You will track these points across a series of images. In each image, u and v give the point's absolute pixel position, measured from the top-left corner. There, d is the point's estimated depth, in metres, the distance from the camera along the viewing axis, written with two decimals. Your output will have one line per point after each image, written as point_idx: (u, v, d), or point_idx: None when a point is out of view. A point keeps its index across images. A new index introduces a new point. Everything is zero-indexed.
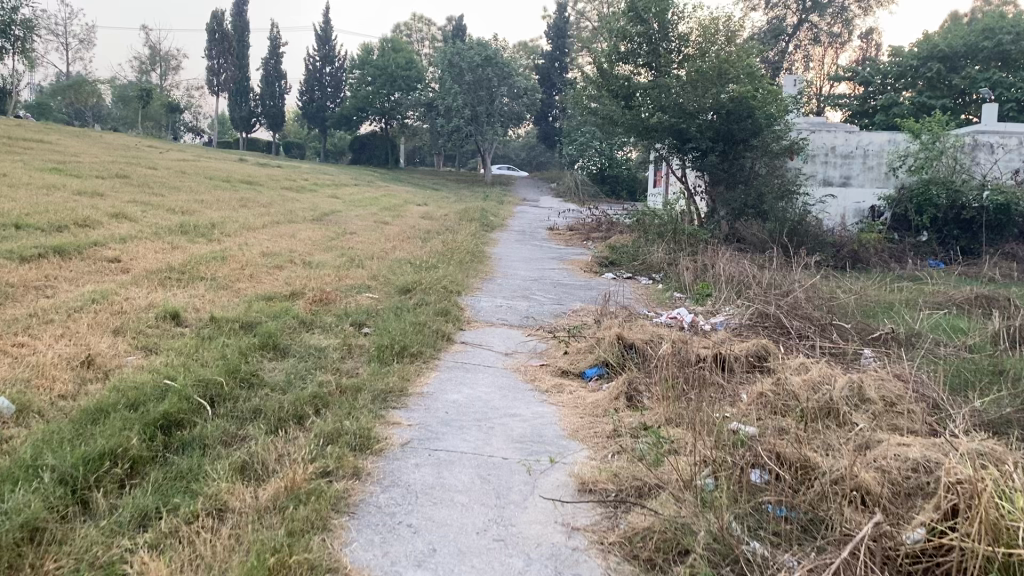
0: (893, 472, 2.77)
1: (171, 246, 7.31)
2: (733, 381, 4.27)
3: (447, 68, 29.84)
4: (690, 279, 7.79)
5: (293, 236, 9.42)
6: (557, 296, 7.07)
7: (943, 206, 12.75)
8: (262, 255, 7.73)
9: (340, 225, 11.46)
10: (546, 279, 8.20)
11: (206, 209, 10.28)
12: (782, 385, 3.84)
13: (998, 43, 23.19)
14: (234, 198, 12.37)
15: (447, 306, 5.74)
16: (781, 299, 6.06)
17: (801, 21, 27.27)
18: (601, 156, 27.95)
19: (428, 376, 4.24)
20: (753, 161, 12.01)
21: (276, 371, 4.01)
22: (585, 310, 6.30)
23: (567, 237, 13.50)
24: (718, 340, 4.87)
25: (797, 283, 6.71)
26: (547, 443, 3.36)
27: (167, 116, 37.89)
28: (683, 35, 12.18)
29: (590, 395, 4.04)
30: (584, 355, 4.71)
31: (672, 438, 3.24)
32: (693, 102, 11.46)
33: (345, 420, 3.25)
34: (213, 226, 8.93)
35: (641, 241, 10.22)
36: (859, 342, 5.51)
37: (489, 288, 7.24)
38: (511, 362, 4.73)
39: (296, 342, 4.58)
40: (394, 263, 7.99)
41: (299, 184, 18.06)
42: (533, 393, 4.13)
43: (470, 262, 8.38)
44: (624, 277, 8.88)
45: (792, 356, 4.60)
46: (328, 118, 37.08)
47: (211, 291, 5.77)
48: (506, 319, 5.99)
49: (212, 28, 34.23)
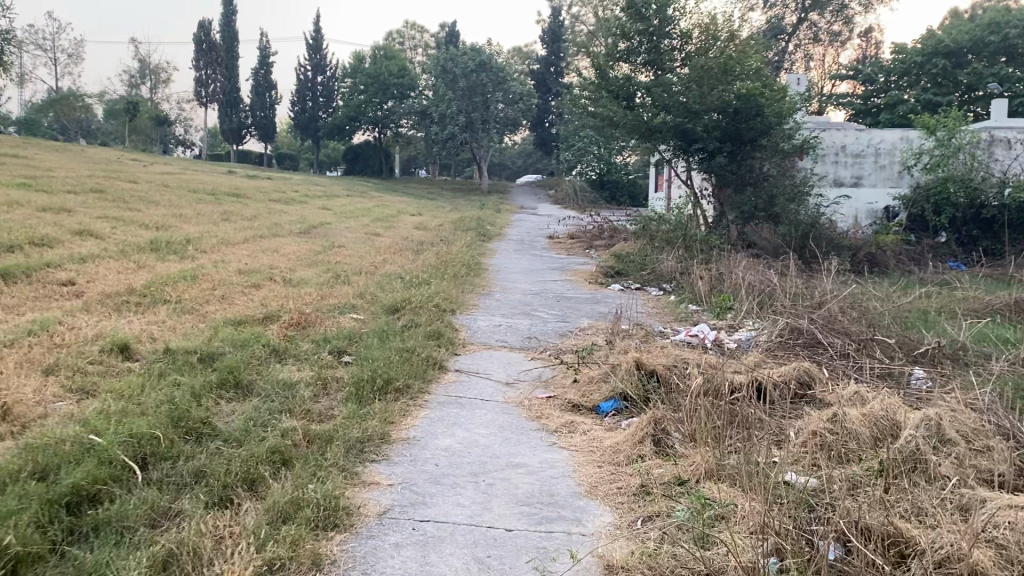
0: (1015, 549, 2.11)
1: (138, 265, 6.69)
2: (776, 414, 3.64)
3: (441, 74, 29.31)
4: (706, 290, 7.16)
5: (276, 251, 8.80)
6: (561, 312, 6.43)
7: (961, 204, 12.17)
8: (239, 273, 7.09)
9: (328, 238, 10.84)
10: (547, 292, 7.56)
11: (184, 224, 9.66)
12: (841, 424, 3.20)
13: (1005, 37, 22.49)
14: (217, 212, 11.76)
15: (439, 328, 5.10)
16: (813, 313, 5.42)
17: (801, 19, 26.69)
18: (599, 162, 27.35)
19: (416, 416, 3.60)
20: (762, 162, 11.35)
21: (234, 417, 3.37)
22: (594, 329, 5.67)
23: (568, 244, 12.92)
24: (751, 364, 4.24)
25: (827, 292, 6.07)
26: (559, 506, 2.72)
27: (157, 129, 37.33)
28: (684, 31, 11.58)
29: (610, 437, 3.40)
30: (596, 386, 4.07)
31: (717, 500, 2.60)
32: (697, 101, 10.86)
33: (310, 484, 2.62)
34: (188, 242, 8.31)
35: (649, 248, 9.59)
36: (906, 359, 4.85)
37: (485, 304, 6.59)
38: (513, 395, 4.09)
39: (264, 377, 3.94)
40: (383, 279, 7.36)
41: (289, 195, 17.46)
42: (540, 433, 3.50)
43: (466, 276, 7.74)
44: (633, 288, 8.25)
45: (840, 382, 3.95)
46: (321, 128, 36.52)
47: (174, 316, 5.14)
48: (506, 340, 5.35)
49: (200, 39, 33.61)
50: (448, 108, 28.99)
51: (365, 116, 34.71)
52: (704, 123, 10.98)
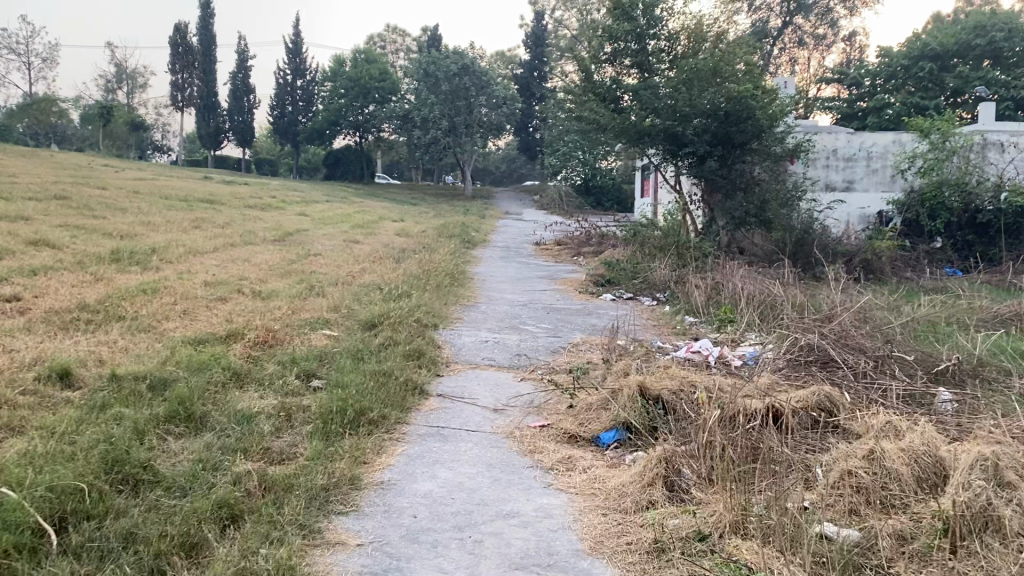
0: None
1: (95, 277, 6.21)
2: (799, 445, 3.23)
3: (422, 77, 28.82)
4: (704, 301, 6.76)
5: (247, 260, 8.33)
6: (551, 325, 6.01)
7: (956, 208, 11.87)
8: (205, 285, 6.63)
9: (305, 245, 10.38)
10: (536, 304, 7.14)
11: (151, 232, 9.17)
12: (879, 462, 2.79)
13: (991, 41, 22.36)
14: (188, 219, 11.26)
15: (420, 346, 4.67)
16: (824, 327, 5.02)
17: (785, 23, 26.53)
18: (583, 167, 27.03)
19: (392, 453, 3.16)
20: (753, 165, 10.95)
21: (181, 458, 2.92)
22: (589, 345, 5.25)
23: (554, 251, 12.54)
24: (761, 386, 3.85)
25: (835, 304, 5.68)
26: (559, 568, 2.29)
27: (132, 134, 36.58)
28: (672, 33, 11.39)
29: (614, 477, 2.98)
30: (595, 414, 3.64)
31: (748, 565, 2.19)
32: (687, 103, 10.42)
33: (261, 550, 2.18)
34: (153, 252, 7.84)
35: (639, 255, 9.21)
36: (928, 378, 4.46)
37: (471, 317, 6.16)
38: (502, 424, 3.66)
39: (222, 408, 3.49)
40: (361, 290, 6.93)
41: (266, 201, 16.94)
42: (534, 472, 3.07)
43: (449, 286, 7.32)
44: (625, 298, 7.86)
45: (866, 408, 3.54)
46: (301, 133, 35.95)
47: (126, 335, 4.67)
48: (493, 359, 4.92)
49: (176, 42, 33.07)
50: (430, 112, 28.60)
51: (345, 120, 34.24)
52: (694, 126, 10.57)
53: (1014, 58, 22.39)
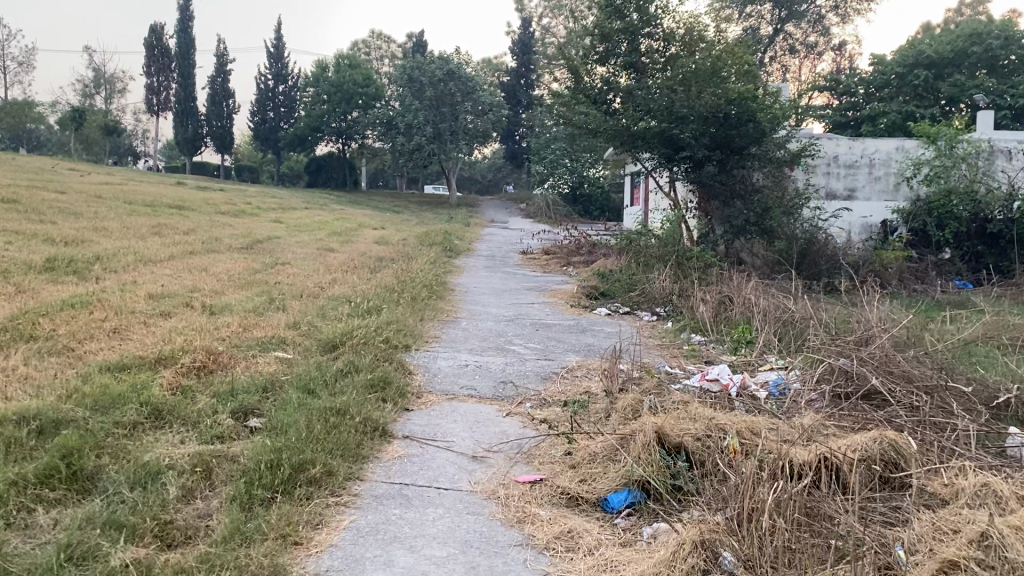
0: None
1: (18, 289, 5.41)
2: (867, 513, 2.49)
3: (406, 83, 28.06)
4: (712, 318, 6.02)
5: (205, 270, 7.54)
6: (543, 346, 5.25)
7: (965, 218, 11.26)
8: (148, 298, 5.83)
9: (274, 254, 9.59)
10: (524, 319, 6.38)
11: (102, 238, 8.36)
12: (994, 550, 2.05)
13: (988, 48, 21.75)
14: (149, 224, 10.45)
15: (387, 373, 3.91)
16: (862, 350, 4.28)
17: (776, 31, 25.97)
18: (571, 175, 26.39)
19: (338, 528, 2.39)
20: (753, 171, 10.26)
21: (46, 541, 2.14)
22: (586, 371, 4.48)
23: (542, 260, 11.83)
24: (801, 429, 3.12)
25: (866, 321, 4.95)
26: None
27: (108, 140, 35.57)
28: (668, 32, 10.69)
29: (631, 565, 2.24)
30: (602, 465, 2.89)
31: None
32: (685, 104, 9.65)
33: None
34: (98, 260, 7.04)
35: (634, 265, 8.45)
36: (994, 412, 3.72)
37: (449, 337, 5.36)
38: (483, 479, 2.90)
39: (125, 462, 2.70)
40: (326, 305, 6.15)
41: (241, 208, 16.10)
42: (522, 554, 2.32)
43: (427, 299, 6.56)
44: (621, 313, 7.13)
45: (942, 462, 2.80)
46: (282, 139, 35.11)
47: (31, 360, 3.88)
48: (474, 388, 4.14)
49: (152, 44, 32.71)
50: (414, 118, 27.83)
51: (327, 126, 33.45)
52: (691, 128, 9.82)
53: (1011, 67, 21.89)
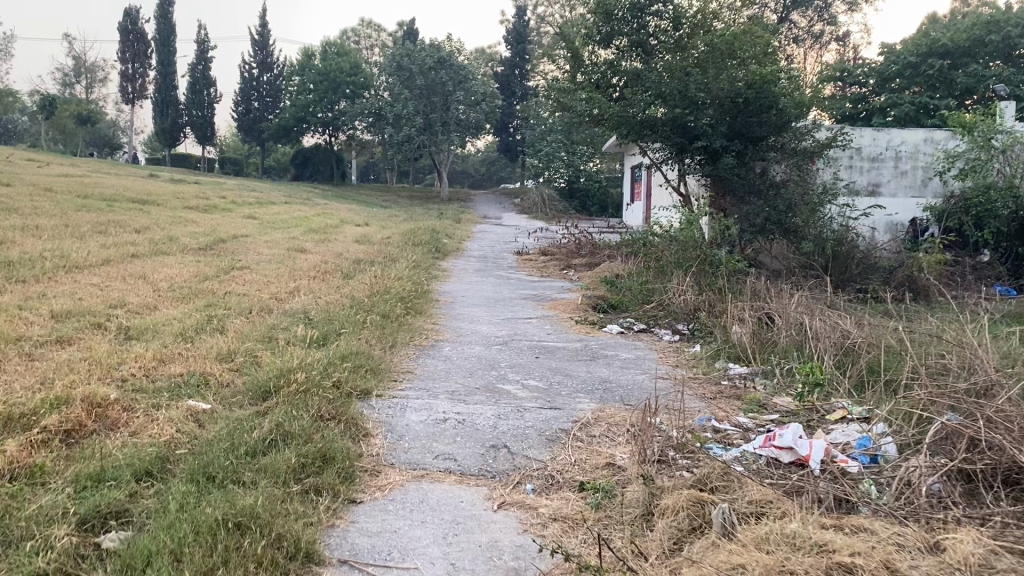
0: None
1: None
2: None
3: (395, 71, 26.84)
4: (751, 343, 4.87)
5: (143, 278, 6.38)
6: (547, 384, 4.07)
7: (1007, 217, 9.99)
8: (50, 318, 4.66)
9: (234, 256, 8.42)
10: (522, 342, 5.21)
11: (28, 239, 7.18)
12: None
13: (1006, 36, 20.48)
14: (96, 221, 9.27)
15: (331, 445, 2.76)
16: (983, 403, 3.11)
17: (781, 19, 24.80)
18: (567, 168, 25.29)
19: None
20: (774, 164, 9.07)
21: None
22: (608, 428, 3.32)
23: (539, 262, 10.71)
24: (963, 563, 1.97)
25: (963, 356, 3.77)
26: None
27: (83, 128, 33.98)
28: (678, 11, 9.46)
29: None
30: None
31: None
32: (700, 87, 8.53)
33: None
34: (9, 266, 5.88)
35: (647, 271, 7.33)
36: None
37: (426, 371, 4.18)
38: None
39: None
40: (277, 324, 5.00)
41: (213, 202, 14.90)
42: None
43: (401, 317, 5.40)
44: (635, 331, 6.00)
45: None
46: (266, 130, 33.85)
47: None
48: (455, 461, 2.96)
49: (127, 28, 31.36)
50: (403, 108, 26.58)
51: (313, 116, 32.01)
52: (707, 115, 8.66)
53: None
